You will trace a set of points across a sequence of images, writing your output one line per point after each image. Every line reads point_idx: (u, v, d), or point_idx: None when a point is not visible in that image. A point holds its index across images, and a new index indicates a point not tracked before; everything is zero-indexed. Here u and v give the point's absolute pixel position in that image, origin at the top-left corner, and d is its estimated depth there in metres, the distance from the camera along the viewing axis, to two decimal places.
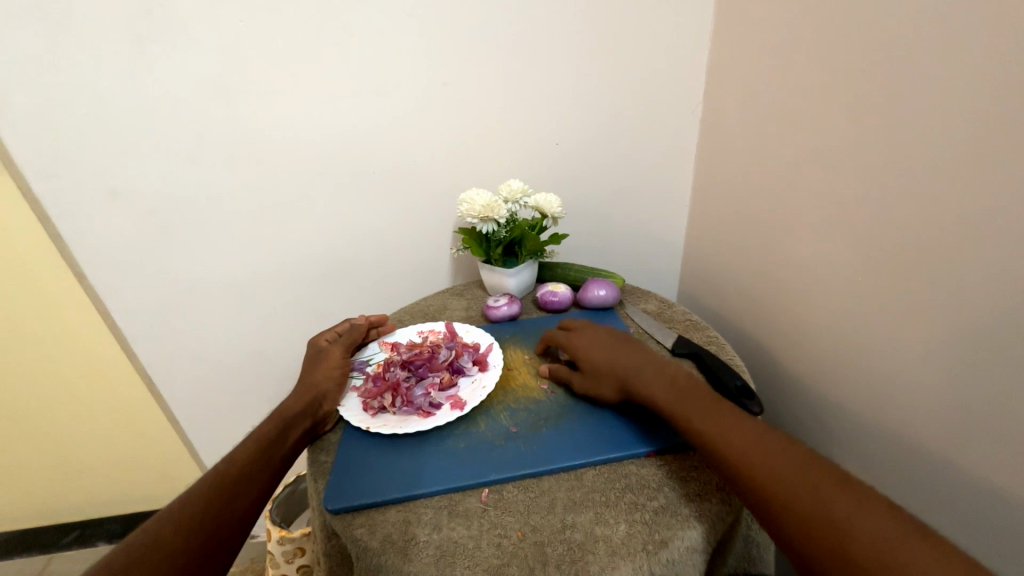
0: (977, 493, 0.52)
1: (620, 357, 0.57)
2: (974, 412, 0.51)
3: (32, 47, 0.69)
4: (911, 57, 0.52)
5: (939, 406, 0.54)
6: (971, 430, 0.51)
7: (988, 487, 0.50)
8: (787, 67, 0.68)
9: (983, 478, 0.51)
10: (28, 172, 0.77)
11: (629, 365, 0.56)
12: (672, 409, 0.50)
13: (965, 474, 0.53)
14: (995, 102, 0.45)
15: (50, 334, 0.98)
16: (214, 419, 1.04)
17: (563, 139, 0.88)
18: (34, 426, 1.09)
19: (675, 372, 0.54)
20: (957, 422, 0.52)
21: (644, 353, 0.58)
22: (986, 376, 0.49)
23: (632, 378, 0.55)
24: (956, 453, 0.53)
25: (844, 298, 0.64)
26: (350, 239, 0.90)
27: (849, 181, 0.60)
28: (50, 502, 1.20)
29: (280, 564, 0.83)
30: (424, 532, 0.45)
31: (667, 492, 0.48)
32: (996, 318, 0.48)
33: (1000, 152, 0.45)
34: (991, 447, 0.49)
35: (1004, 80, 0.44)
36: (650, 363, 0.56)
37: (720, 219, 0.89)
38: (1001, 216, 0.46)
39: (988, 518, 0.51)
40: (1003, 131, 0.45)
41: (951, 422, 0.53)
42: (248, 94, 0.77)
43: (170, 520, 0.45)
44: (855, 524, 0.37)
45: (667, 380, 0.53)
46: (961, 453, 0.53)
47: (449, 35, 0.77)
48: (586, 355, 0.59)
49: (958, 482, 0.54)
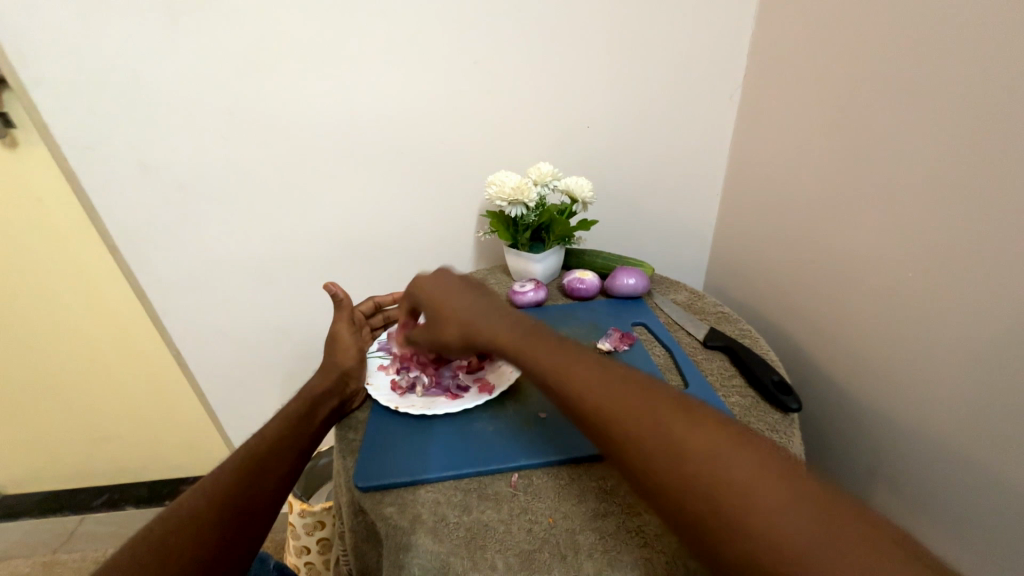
0: (1002, 508, 0.49)
1: (463, 300, 0.54)
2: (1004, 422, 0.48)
3: (66, 18, 0.69)
4: (970, 42, 0.48)
5: (967, 416, 0.51)
6: (1001, 442, 0.48)
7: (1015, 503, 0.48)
8: (833, 52, 0.65)
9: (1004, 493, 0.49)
10: (63, 144, 0.78)
11: (469, 305, 0.54)
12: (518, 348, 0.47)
13: (991, 487, 0.50)
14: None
15: (83, 304, 1.00)
16: (239, 393, 1.06)
17: (596, 124, 0.86)
18: (68, 393, 1.13)
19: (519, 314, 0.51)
20: (986, 432, 0.50)
21: (478, 292, 0.55)
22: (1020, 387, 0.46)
23: (476, 323, 0.52)
24: (982, 465, 0.50)
25: (874, 298, 0.61)
26: (376, 220, 0.90)
27: (890, 175, 0.57)
28: (84, 465, 1.25)
29: (301, 536, 0.85)
30: (454, 514, 0.45)
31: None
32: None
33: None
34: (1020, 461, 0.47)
35: None
36: (496, 305, 0.53)
37: (752, 210, 0.85)
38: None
39: (1010, 535, 0.49)
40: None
41: (976, 432, 0.50)
42: (278, 71, 0.76)
43: (201, 491, 0.46)
44: (744, 499, 0.31)
45: (512, 318, 0.51)
46: (987, 465, 0.50)
47: (483, 12, 0.75)
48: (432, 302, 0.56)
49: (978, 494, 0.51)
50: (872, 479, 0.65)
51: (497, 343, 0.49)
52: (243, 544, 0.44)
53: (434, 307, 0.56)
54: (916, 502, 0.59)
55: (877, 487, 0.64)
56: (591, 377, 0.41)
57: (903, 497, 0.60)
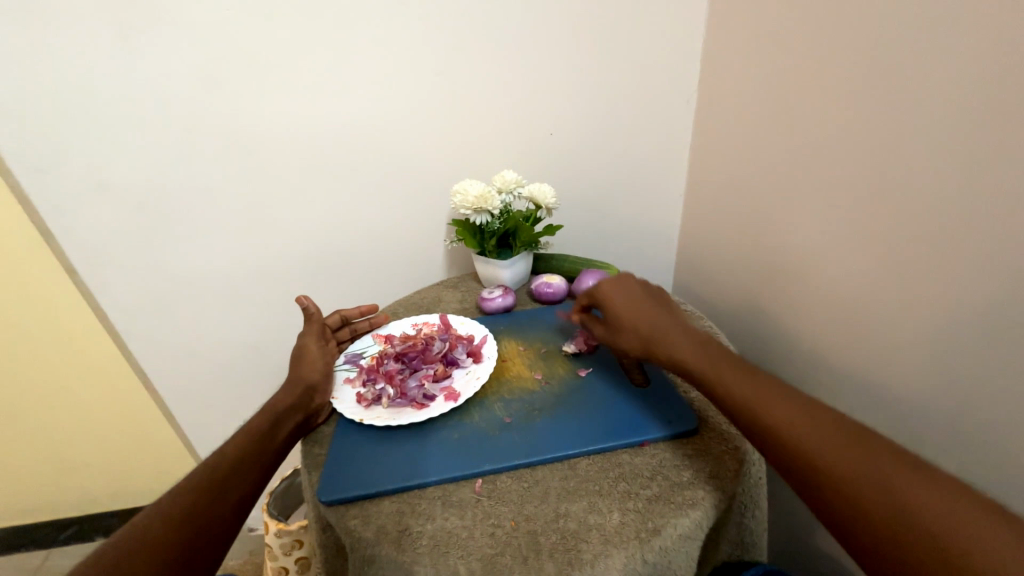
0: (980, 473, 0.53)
1: (648, 315, 0.56)
2: (977, 396, 0.52)
3: (13, 37, 0.68)
4: (911, 44, 0.51)
5: (940, 392, 0.55)
6: (977, 412, 0.52)
7: (995, 467, 0.52)
8: (782, 58, 0.68)
9: (984, 459, 0.53)
10: (14, 165, 0.75)
11: (661, 327, 0.55)
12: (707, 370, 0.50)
13: (972, 455, 0.54)
14: (999, 91, 0.45)
15: (41, 330, 0.97)
16: (210, 414, 1.04)
17: (558, 131, 0.87)
18: (28, 423, 1.08)
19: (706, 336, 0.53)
20: (961, 404, 0.54)
21: (675, 315, 0.57)
22: (990, 361, 0.50)
23: (659, 338, 0.54)
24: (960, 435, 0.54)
25: (839, 287, 0.64)
26: (344, 232, 0.89)
27: (847, 170, 0.61)
28: (48, 499, 1.19)
29: (279, 557, 0.84)
30: (418, 522, 0.45)
31: (680, 473, 0.49)
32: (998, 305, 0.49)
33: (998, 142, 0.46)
34: (999, 430, 0.51)
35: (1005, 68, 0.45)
36: (683, 326, 0.55)
37: (714, 210, 0.88)
38: (1005, 204, 0.46)
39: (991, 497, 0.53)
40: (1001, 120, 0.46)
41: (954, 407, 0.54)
42: (238, 87, 0.76)
43: (158, 514, 0.45)
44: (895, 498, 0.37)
45: (695, 339, 0.53)
46: (965, 435, 0.54)
47: (438, 26, 0.76)
48: (610, 307, 0.58)
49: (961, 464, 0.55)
50: None
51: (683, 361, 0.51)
52: (202, 566, 0.44)
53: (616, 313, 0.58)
54: None
55: None
56: (751, 381, 0.47)
57: None
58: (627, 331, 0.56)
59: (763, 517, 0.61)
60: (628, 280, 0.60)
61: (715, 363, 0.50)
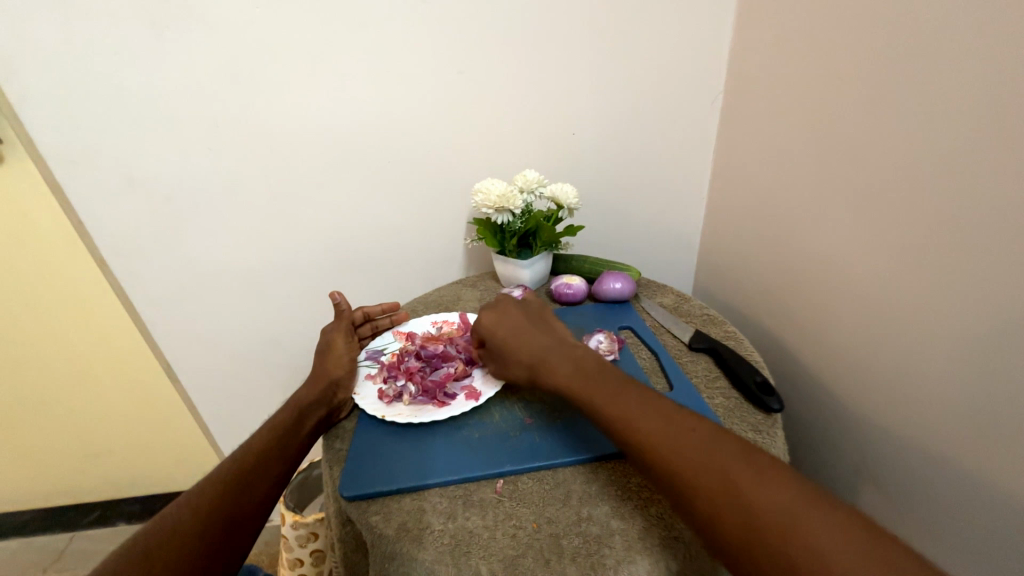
0: (981, 498, 0.51)
1: (523, 339, 0.56)
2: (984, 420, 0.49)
3: (52, 34, 0.70)
4: (940, 43, 0.49)
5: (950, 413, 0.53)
6: (984, 434, 0.49)
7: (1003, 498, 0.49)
8: (809, 59, 0.66)
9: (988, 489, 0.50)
10: (50, 159, 0.78)
11: (536, 350, 0.55)
12: (573, 392, 0.50)
13: (980, 479, 0.51)
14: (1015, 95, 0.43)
15: (71, 319, 1.00)
16: (231, 405, 1.06)
17: (581, 130, 0.87)
18: (58, 409, 1.12)
19: (582, 354, 0.53)
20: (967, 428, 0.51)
21: (551, 333, 0.57)
22: (1000, 382, 0.47)
23: (540, 363, 0.54)
24: (965, 456, 0.52)
25: (864, 296, 0.62)
26: (364, 230, 0.90)
27: (871, 175, 0.59)
28: (74, 482, 1.23)
29: (294, 549, 0.85)
30: (438, 521, 0.45)
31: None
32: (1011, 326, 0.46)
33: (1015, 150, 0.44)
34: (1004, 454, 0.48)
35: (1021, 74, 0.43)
36: (557, 343, 0.55)
37: (737, 213, 0.86)
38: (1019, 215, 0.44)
39: (993, 528, 0.50)
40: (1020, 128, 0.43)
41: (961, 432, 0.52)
42: (265, 85, 0.77)
43: (188, 505, 0.46)
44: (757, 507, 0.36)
45: (573, 360, 0.53)
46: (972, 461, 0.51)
47: (463, 25, 0.76)
48: (494, 336, 0.59)
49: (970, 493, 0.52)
50: (865, 473, 0.67)
51: (559, 385, 0.51)
52: (230, 557, 0.45)
53: (500, 342, 0.58)
54: (909, 496, 0.60)
55: (870, 479, 0.66)
56: (628, 406, 0.45)
57: (894, 491, 0.62)
58: (508, 360, 0.57)
59: None
60: (503, 305, 0.63)
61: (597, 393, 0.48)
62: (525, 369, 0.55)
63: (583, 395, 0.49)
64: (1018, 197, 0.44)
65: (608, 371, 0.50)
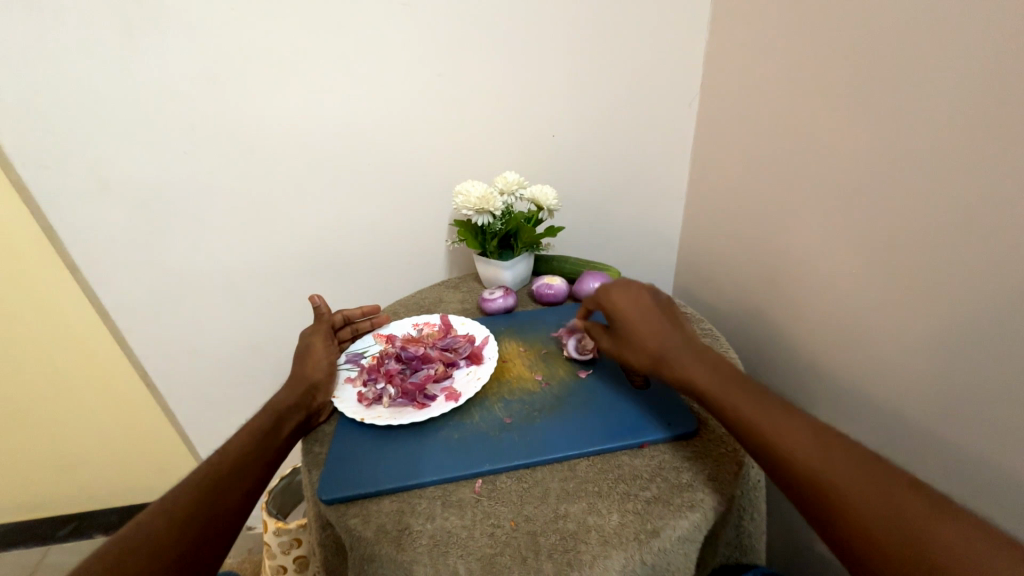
0: (970, 481, 0.53)
1: (657, 333, 0.55)
2: (974, 405, 0.52)
3: (19, 33, 0.68)
4: (913, 48, 0.51)
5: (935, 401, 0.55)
6: (971, 419, 0.52)
7: (995, 479, 0.51)
8: (782, 62, 0.68)
9: (978, 468, 0.52)
10: (17, 161, 0.76)
11: (668, 346, 0.54)
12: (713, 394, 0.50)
13: (971, 462, 0.53)
14: (991, 98, 0.46)
15: (42, 326, 0.97)
16: (210, 411, 1.04)
17: (559, 133, 0.88)
18: (28, 419, 1.08)
19: (718, 358, 0.52)
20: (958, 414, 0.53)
21: (683, 329, 0.56)
22: (984, 368, 0.50)
23: (672, 358, 0.53)
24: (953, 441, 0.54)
25: (839, 292, 0.64)
26: (344, 232, 0.90)
27: (847, 175, 0.60)
28: (46, 495, 1.19)
29: (277, 555, 0.83)
30: (418, 522, 0.46)
31: (729, 466, 0.49)
32: (992, 316, 0.48)
33: (992, 150, 0.46)
34: (993, 437, 0.50)
35: (996, 78, 0.45)
36: (690, 344, 0.54)
37: (715, 213, 0.88)
38: (997, 211, 0.46)
39: (982, 507, 0.53)
40: (996, 130, 0.46)
41: (949, 417, 0.54)
42: (242, 88, 0.76)
43: (163, 512, 0.45)
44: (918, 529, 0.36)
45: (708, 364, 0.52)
46: (963, 444, 0.54)
47: (442, 28, 0.77)
48: (621, 320, 0.57)
49: (961, 475, 0.54)
50: None
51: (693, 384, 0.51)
52: (206, 564, 0.44)
53: (627, 326, 0.57)
54: None
55: None
56: (777, 417, 0.46)
57: None
58: (636, 347, 0.56)
59: (763, 520, 0.61)
60: (636, 288, 0.59)
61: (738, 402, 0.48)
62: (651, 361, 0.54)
63: (723, 399, 0.49)
64: (995, 195, 0.46)
65: (742, 378, 0.50)
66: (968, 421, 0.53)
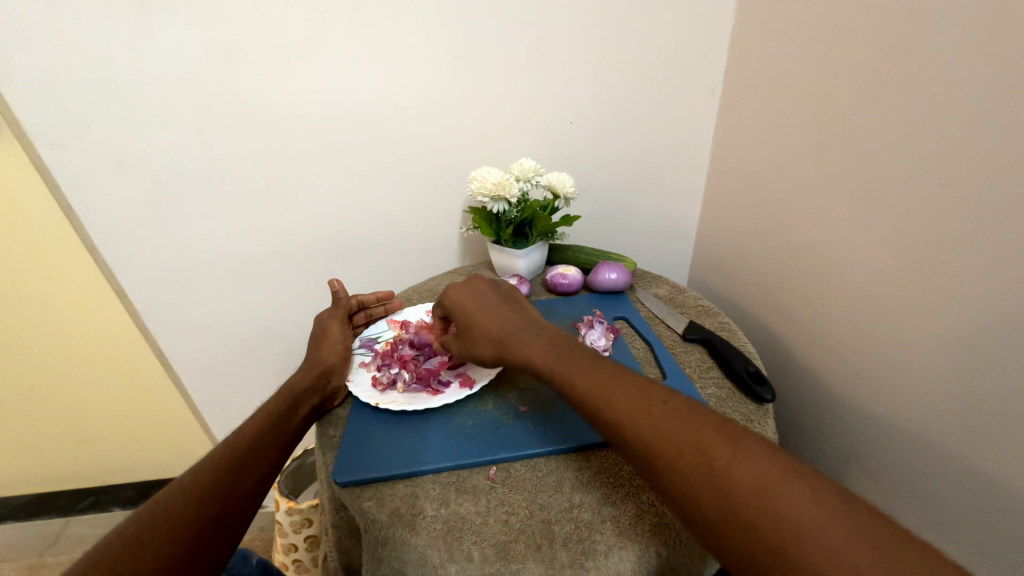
0: (975, 491, 0.52)
1: (497, 319, 0.55)
2: (978, 414, 0.50)
3: (35, 12, 0.68)
4: (942, 40, 0.49)
5: (941, 408, 0.54)
6: (975, 429, 0.50)
7: (995, 490, 0.50)
8: (809, 51, 0.66)
9: (978, 478, 0.51)
10: (37, 141, 0.76)
11: (506, 329, 0.54)
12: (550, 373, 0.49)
13: (976, 473, 0.51)
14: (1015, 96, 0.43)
15: (62, 304, 0.99)
16: (225, 392, 1.06)
17: (578, 119, 0.86)
18: (49, 394, 1.11)
19: (555, 333, 0.52)
20: (960, 422, 0.52)
21: (523, 313, 0.56)
22: (993, 377, 0.48)
23: (511, 341, 0.53)
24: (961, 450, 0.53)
25: (855, 291, 0.63)
26: (358, 217, 0.89)
27: (868, 170, 0.58)
28: (65, 468, 1.22)
29: (289, 534, 0.85)
30: (431, 507, 0.46)
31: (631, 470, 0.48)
32: (1007, 321, 0.47)
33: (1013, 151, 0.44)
34: (998, 448, 0.49)
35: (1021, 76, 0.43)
36: (529, 323, 0.54)
37: (733, 206, 0.86)
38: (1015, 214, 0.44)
39: (983, 518, 0.51)
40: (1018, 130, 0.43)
41: (953, 424, 0.53)
42: (258, 69, 0.75)
43: (182, 490, 0.46)
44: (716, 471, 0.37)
45: (544, 341, 0.52)
46: (964, 454, 0.52)
47: (461, 10, 0.75)
48: (463, 315, 0.57)
49: (963, 484, 0.53)
50: (854, 466, 0.68)
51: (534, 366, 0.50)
52: (224, 542, 0.45)
53: (467, 319, 0.57)
54: (898, 488, 0.61)
55: (858, 470, 0.67)
56: (604, 384, 0.45)
57: (883, 482, 0.63)
58: (477, 337, 0.55)
59: None
60: (477, 283, 0.60)
61: (575, 375, 0.47)
62: (495, 348, 0.54)
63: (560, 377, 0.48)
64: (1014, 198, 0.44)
65: (576, 352, 0.50)
66: (971, 430, 0.51)
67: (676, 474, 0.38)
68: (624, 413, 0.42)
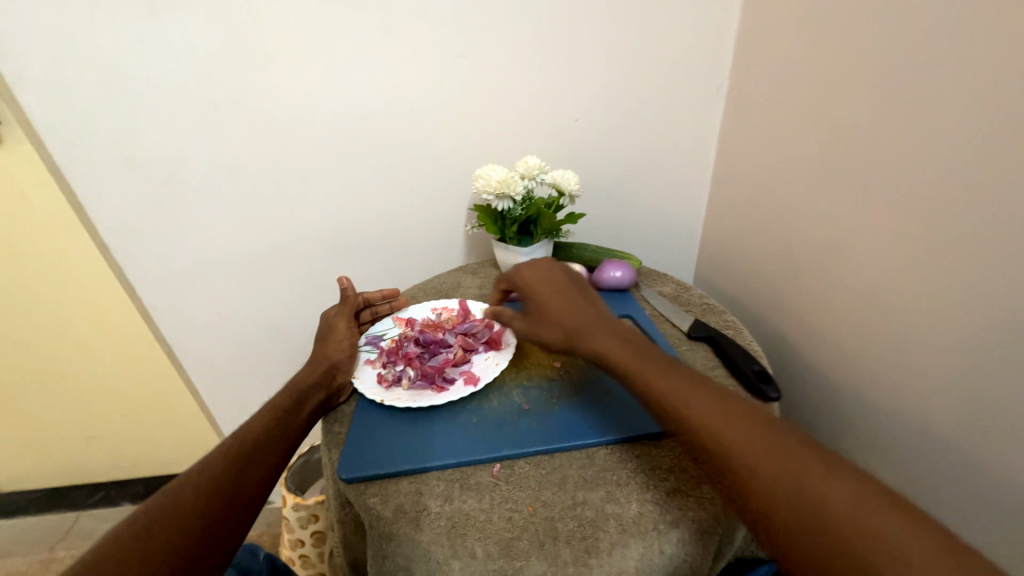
0: (991, 488, 0.51)
1: (568, 308, 0.57)
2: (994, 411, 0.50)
3: (44, 14, 0.69)
4: (952, 33, 0.48)
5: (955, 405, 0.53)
6: (992, 425, 0.50)
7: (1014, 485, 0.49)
8: (816, 46, 0.65)
9: (994, 474, 0.51)
10: (48, 139, 0.77)
11: (574, 317, 0.56)
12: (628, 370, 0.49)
13: (993, 469, 0.51)
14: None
15: (72, 301, 1.00)
16: (233, 389, 1.07)
17: (582, 117, 0.85)
18: (61, 390, 1.13)
19: (626, 330, 0.54)
20: (975, 418, 0.52)
21: (594, 304, 0.58)
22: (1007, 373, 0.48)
23: (582, 332, 0.54)
24: (978, 447, 0.52)
25: (862, 288, 0.62)
26: (362, 215, 0.90)
27: (877, 168, 0.58)
28: (79, 462, 1.24)
29: (295, 529, 0.86)
30: (435, 504, 0.46)
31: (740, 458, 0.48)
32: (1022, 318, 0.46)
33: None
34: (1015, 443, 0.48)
35: None
36: (600, 316, 0.56)
37: (739, 203, 0.86)
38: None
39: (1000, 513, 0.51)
40: None
41: (968, 421, 0.52)
42: (261, 69, 0.76)
43: (190, 483, 0.46)
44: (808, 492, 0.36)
45: (617, 336, 0.53)
46: (980, 449, 0.52)
47: (463, 9, 0.75)
48: (537, 298, 0.59)
49: (978, 481, 0.53)
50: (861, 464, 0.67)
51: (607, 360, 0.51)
52: (231, 534, 0.45)
53: (537, 300, 0.60)
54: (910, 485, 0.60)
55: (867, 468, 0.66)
56: (695, 389, 0.45)
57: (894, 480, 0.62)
58: (549, 322, 0.57)
59: None
60: (557, 272, 0.62)
61: (656, 377, 0.47)
62: (564, 333, 0.55)
63: (636, 373, 0.49)
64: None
65: (666, 368, 0.48)
66: (986, 427, 0.51)
67: (769, 495, 0.37)
68: (699, 413, 0.43)
